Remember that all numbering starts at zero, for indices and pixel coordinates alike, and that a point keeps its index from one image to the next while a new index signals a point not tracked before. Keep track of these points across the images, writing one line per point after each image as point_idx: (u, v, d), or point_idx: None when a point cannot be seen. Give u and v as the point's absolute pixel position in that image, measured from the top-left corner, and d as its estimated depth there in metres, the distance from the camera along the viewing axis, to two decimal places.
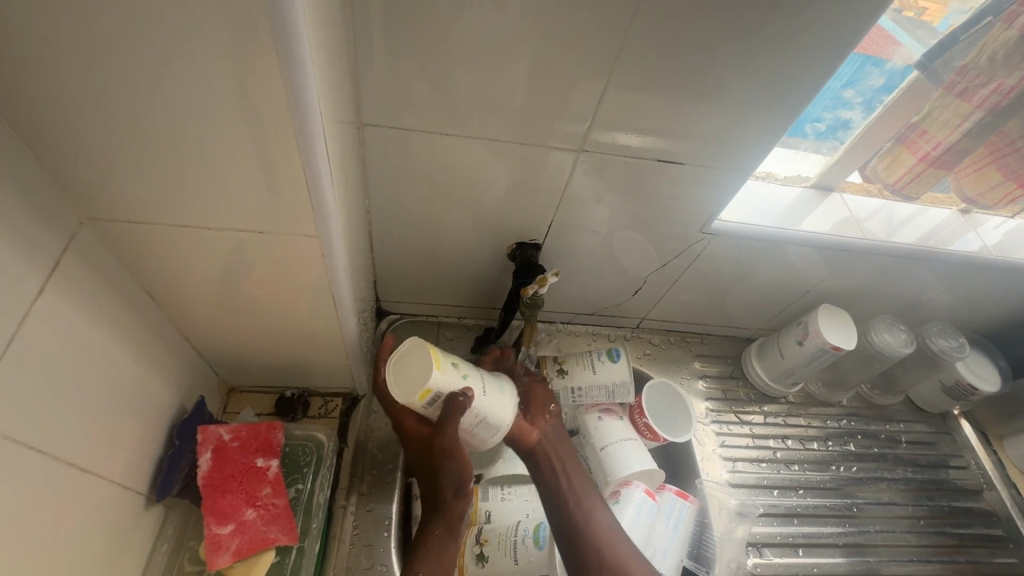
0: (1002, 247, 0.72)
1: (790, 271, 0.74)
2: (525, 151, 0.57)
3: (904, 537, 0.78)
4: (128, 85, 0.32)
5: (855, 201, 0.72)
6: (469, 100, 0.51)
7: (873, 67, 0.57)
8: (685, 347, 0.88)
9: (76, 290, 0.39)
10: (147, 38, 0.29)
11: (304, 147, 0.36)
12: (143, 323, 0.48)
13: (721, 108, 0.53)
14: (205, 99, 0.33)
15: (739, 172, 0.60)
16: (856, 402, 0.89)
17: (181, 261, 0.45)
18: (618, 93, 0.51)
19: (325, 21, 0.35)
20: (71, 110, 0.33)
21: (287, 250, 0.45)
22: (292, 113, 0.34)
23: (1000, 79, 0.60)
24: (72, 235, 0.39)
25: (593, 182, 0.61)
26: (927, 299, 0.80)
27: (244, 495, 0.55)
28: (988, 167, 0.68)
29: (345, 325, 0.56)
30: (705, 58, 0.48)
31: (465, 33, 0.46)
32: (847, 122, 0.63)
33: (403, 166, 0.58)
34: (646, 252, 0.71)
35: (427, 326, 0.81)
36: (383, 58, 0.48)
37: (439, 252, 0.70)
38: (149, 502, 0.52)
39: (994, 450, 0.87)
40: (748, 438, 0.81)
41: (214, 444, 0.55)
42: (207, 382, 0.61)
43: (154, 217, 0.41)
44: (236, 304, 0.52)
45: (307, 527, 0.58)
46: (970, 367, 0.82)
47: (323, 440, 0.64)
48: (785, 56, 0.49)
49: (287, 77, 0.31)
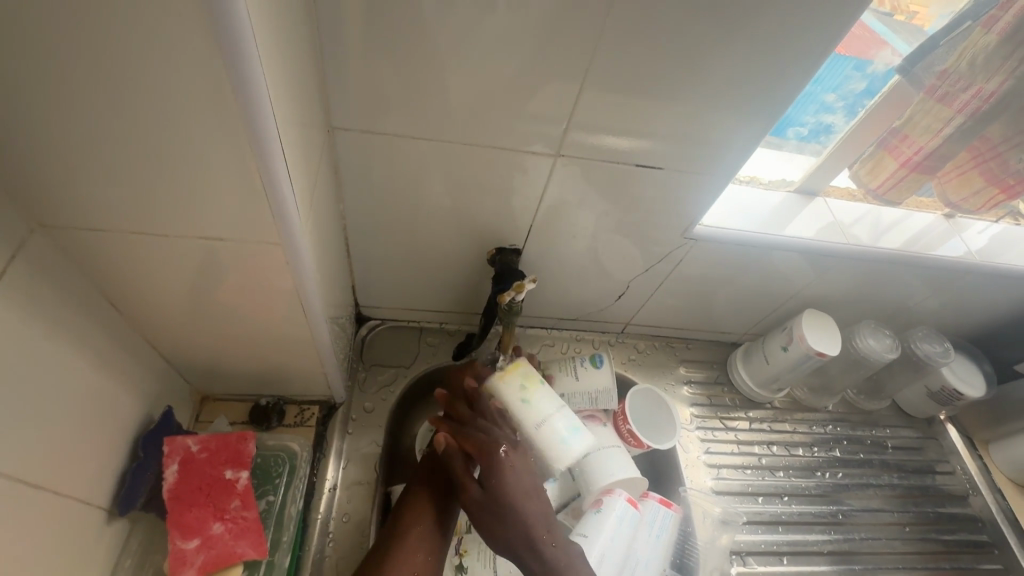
0: (986, 252, 0.71)
1: (774, 275, 0.73)
2: (501, 155, 0.56)
3: (889, 544, 0.77)
4: (72, 87, 0.30)
5: (838, 206, 0.71)
6: (443, 103, 0.50)
7: (855, 69, 0.56)
8: (670, 352, 0.88)
9: (28, 299, 0.38)
10: (89, 39, 0.28)
11: (261, 151, 0.35)
12: (105, 331, 0.46)
13: (700, 110, 0.52)
14: (154, 101, 0.31)
15: (720, 176, 0.59)
16: (842, 407, 0.88)
17: (143, 268, 0.44)
18: (594, 96, 0.50)
19: (283, 21, 0.34)
20: (14, 112, 0.31)
21: (252, 257, 0.44)
22: (245, 114, 0.32)
23: (980, 84, 0.59)
24: (23, 242, 0.37)
25: (572, 186, 0.60)
26: (912, 304, 0.79)
27: (211, 509, 0.53)
28: (971, 171, 0.68)
29: (318, 332, 0.55)
30: (682, 60, 0.48)
31: (436, 34, 0.45)
32: (830, 126, 0.62)
33: (378, 170, 0.56)
34: (629, 257, 0.70)
35: (409, 331, 0.79)
36: (353, 59, 0.46)
37: (418, 257, 0.68)
38: (112, 516, 0.50)
39: (981, 456, 0.86)
40: (733, 444, 0.81)
41: (182, 456, 0.53)
42: (178, 390, 0.60)
43: (110, 223, 0.39)
44: (204, 312, 0.50)
45: (279, 540, 0.57)
46: (955, 372, 0.81)
47: (297, 450, 0.63)
48: (763, 59, 0.48)
49: (237, 76, 0.30)
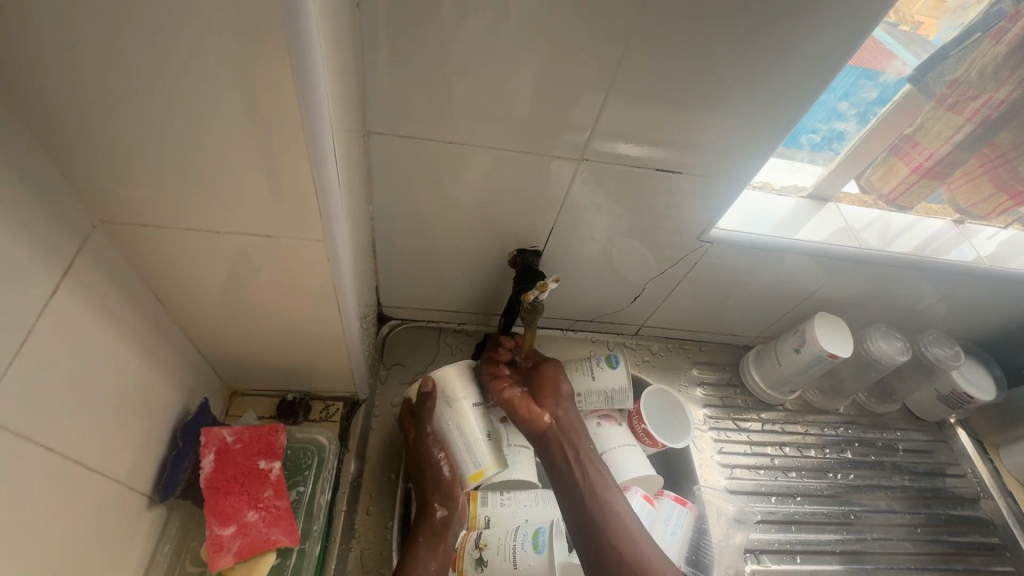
0: (995, 257, 0.73)
1: (787, 278, 0.75)
2: (526, 159, 0.58)
3: (901, 545, 0.78)
4: (146, 92, 0.33)
5: (851, 210, 0.73)
6: (473, 108, 0.52)
7: (867, 80, 0.58)
8: (684, 355, 0.89)
9: (88, 290, 0.40)
10: (165, 46, 0.31)
11: (312, 153, 0.37)
12: (150, 324, 0.48)
13: (719, 117, 0.54)
14: (219, 104, 0.34)
15: (737, 181, 0.61)
16: (853, 410, 0.90)
17: (189, 264, 0.46)
18: (618, 102, 0.52)
19: (335, 31, 0.36)
20: (88, 114, 0.34)
21: (292, 254, 0.46)
22: (302, 119, 0.35)
23: (989, 92, 0.60)
24: (85, 237, 0.40)
25: (593, 190, 0.62)
26: (922, 308, 0.81)
27: (246, 497, 0.55)
28: (980, 178, 0.69)
29: (348, 329, 0.57)
30: (704, 69, 0.50)
31: (470, 44, 0.47)
32: (842, 134, 0.64)
33: (407, 173, 0.59)
34: (646, 259, 0.72)
35: (428, 331, 0.81)
36: (390, 66, 0.49)
37: (441, 259, 0.71)
38: (152, 502, 0.52)
39: (991, 459, 0.87)
40: (746, 445, 0.82)
41: (218, 446, 0.55)
42: (210, 384, 0.61)
43: (164, 220, 0.42)
44: (242, 307, 0.52)
45: (309, 529, 0.59)
46: (965, 376, 0.83)
47: (325, 443, 0.65)
48: (782, 68, 0.50)
49: (299, 84, 0.33)
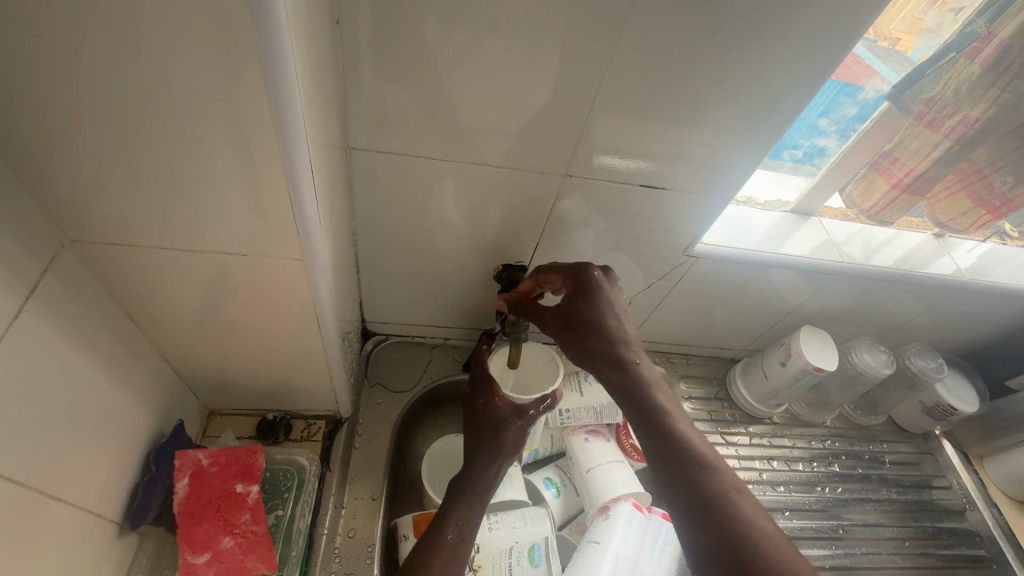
0: (974, 271, 0.74)
1: (772, 293, 0.75)
2: (510, 175, 0.58)
3: (890, 559, 0.78)
4: (116, 110, 0.32)
5: (834, 225, 0.74)
6: (456, 123, 0.52)
7: (847, 96, 0.59)
8: (671, 368, 0.89)
9: (57, 311, 0.39)
10: (135, 64, 0.30)
11: (290, 170, 0.36)
12: (122, 345, 0.47)
13: (702, 132, 0.54)
14: (191, 121, 0.33)
15: (720, 197, 0.61)
16: (840, 422, 0.90)
17: (162, 282, 0.45)
18: (602, 118, 0.53)
19: (313, 46, 0.36)
20: (55, 130, 0.33)
21: (272, 273, 0.45)
22: (278, 137, 0.34)
23: (965, 110, 0.60)
24: (54, 256, 0.38)
25: (578, 205, 0.62)
26: (906, 320, 0.82)
27: (221, 523, 0.53)
28: (958, 193, 0.69)
29: (329, 347, 0.56)
30: (687, 84, 0.50)
31: (452, 58, 0.47)
32: (823, 150, 0.65)
33: (390, 188, 0.58)
34: (632, 273, 0.72)
35: (413, 347, 0.80)
36: (372, 81, 0.48)
37: (426, 274, 0.70)
38: (123, 530, 0.50)
39: (975, 470, 0.88)
40: (734, 459, 0.82)
41: (193, 469, 0.54)
42: (186, 405, 0.60)
43: (137, 240, 0.41)
44: (218, 326, 0.51)
45: (287, 555, 0.57)
46: (948, 388, 0.83)
47: (305, 464, 0.63)
48: (762, 83, 0.50)
49: (274, 100, 0.32)
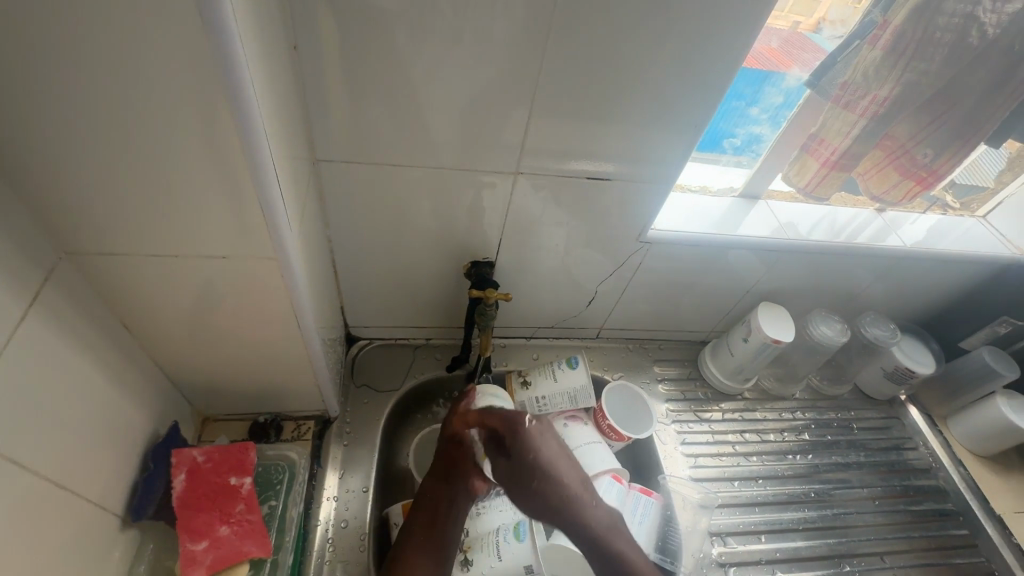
0: (914, 241, 0.79)
1: (728, 273, 0.80)
2: (468, 177, 0.63)
3: (862, 517, 0.81)
4: (98, 132, 0.36)
5: (780, 207, 0.80)
6: (413, 132, 0.57)
7: (772, 85, 0.65)
8: (645, 354, 0.93)
9: (56, 316, 0.43)
10: (113, 91, 0.34)
11: (256, 178, 0.41)
12: (116, 350, 0.51)
13: (637, 125, 0.59)
14: (164, 139, 0.38)
15: (665, 183, 0.66)
16: (808, 394, 0.94)
17: (150, 290, 0.49)
18: (545, 118, 0.58)
19: (271, 69, 0.41)
20: (47, 154, 0.37)
21: (248, 276, 0.49)
22: (244, 149, 0.39)
23: (875, 90, 0.65)
24: (51, 268, 0.43)
25: (534, 201, 0.67)
26: (859, 291, 0.86)
27: (218, 513, 0.57)
28: (887, 167, 0.74)
29: (310, 347, 0.60)
30: (617, 83, 0.55)
31: (402, 73, 0.52)
32: (759, 136, 0.72)
33: (358, 196, 0.63)
34: (594, 262, 0.76)
35: (397, 349, 0.85)
36: (332, 97, 0.53)
37: (400, 276, 0.74)
38: (125, 524, 0.54)
39: (941, 431, 0.92)
40: (708, 434, 0.85)
41: (189, 466, 0.58)
42: (180, 411, 0.64)
43: (125, 250, 0.45)
44: (203, 331, 0.55)
45: (281, 541, 0.61)
46: (905, 352, 0.88)
47: (295, 458, 0.67)
48: (685, 78, 0.56)
49: (237, 115, 0.37)
